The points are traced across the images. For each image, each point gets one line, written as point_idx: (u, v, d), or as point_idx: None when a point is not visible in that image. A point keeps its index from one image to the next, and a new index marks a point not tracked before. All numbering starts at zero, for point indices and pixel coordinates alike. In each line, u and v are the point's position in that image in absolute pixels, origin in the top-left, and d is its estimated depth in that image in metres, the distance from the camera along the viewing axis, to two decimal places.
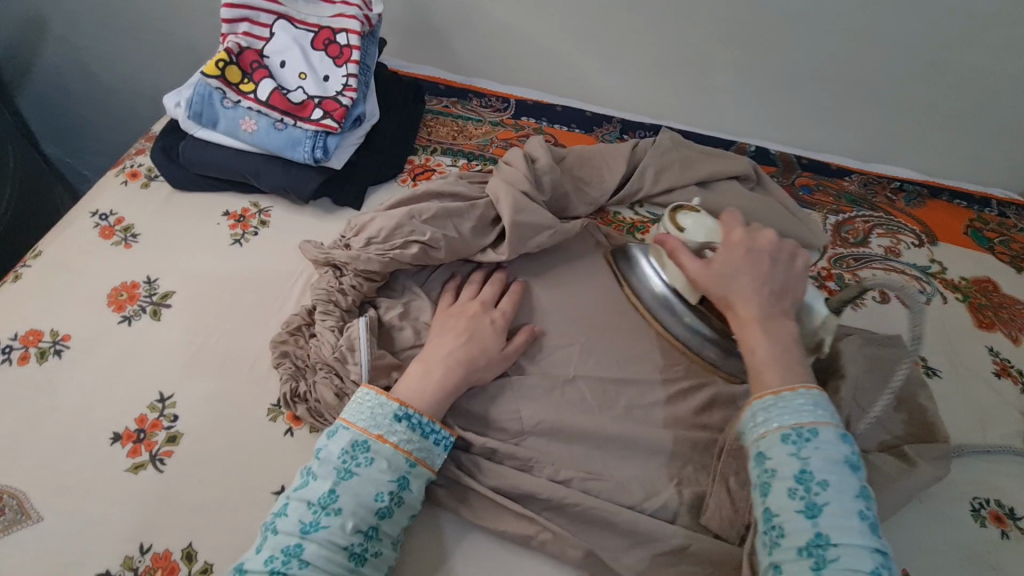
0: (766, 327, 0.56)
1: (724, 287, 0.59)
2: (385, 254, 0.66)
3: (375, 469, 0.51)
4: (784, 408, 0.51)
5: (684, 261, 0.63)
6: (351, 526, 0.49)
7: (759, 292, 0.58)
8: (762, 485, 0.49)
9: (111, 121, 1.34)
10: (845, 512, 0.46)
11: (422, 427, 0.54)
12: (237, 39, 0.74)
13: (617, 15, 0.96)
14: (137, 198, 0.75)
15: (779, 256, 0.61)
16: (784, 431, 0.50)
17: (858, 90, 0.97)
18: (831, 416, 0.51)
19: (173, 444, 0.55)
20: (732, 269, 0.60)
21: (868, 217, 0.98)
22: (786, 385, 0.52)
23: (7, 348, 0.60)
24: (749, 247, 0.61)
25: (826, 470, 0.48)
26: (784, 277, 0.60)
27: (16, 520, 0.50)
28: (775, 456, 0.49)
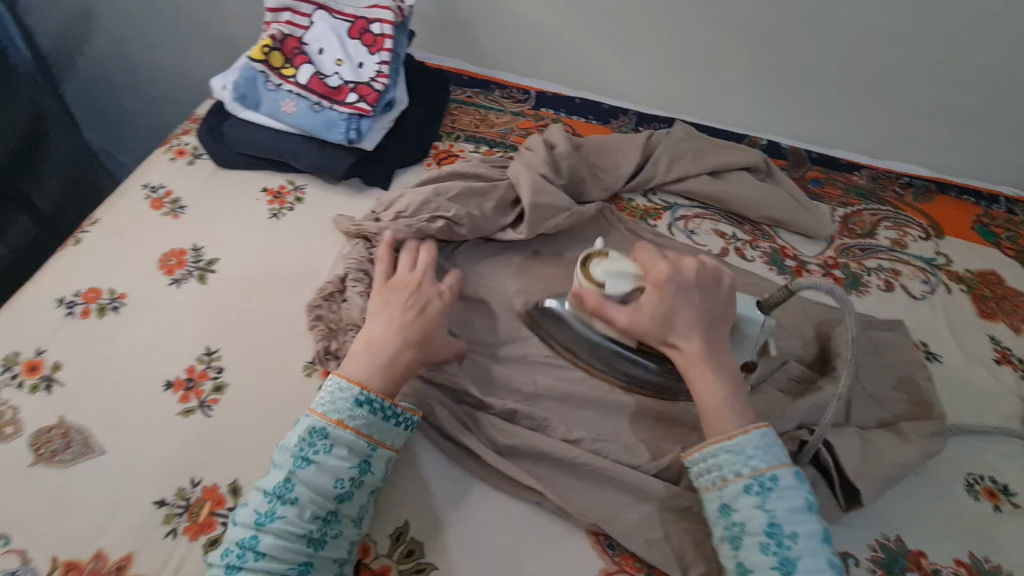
0: (712, 366, 0.60)
1: (665, 330, 0.62)
2: (413, 227, 0.71)
3: (332, 457, 0.53)
4: (740, 457, 0.55)
5: (613, 316, 0.64)
6: (308, 514, 0.51)
7: (698, 328, 0.61)
8: (734, 539, 0.53)
9: (148, 108, 1.41)
10: (815, 564, 0.50)
11: (383, 411, 0.56)
12: (281, 27, 0.80)
13: (636, 11, 1.00)
14: (184, 173, 0.81)
15: (705, 283, 0.63)
16: (745, 482, 0.54)
17: (869, 87, 1.00)
18: (784, 459, 0.55)
19: (219, 392, 0.60)
20: (667, 309, 0.62)
21: (876, 211, 1.01)
22: (740, 428, 0.56)
23: (70, 303, 0.65)
24: (675, 281, 0.63)
25: (790, 521, 0.52)
26: (716, 305, 0.63)
27: (83, 452, 0.55)
28: (742, 510, 0.53)
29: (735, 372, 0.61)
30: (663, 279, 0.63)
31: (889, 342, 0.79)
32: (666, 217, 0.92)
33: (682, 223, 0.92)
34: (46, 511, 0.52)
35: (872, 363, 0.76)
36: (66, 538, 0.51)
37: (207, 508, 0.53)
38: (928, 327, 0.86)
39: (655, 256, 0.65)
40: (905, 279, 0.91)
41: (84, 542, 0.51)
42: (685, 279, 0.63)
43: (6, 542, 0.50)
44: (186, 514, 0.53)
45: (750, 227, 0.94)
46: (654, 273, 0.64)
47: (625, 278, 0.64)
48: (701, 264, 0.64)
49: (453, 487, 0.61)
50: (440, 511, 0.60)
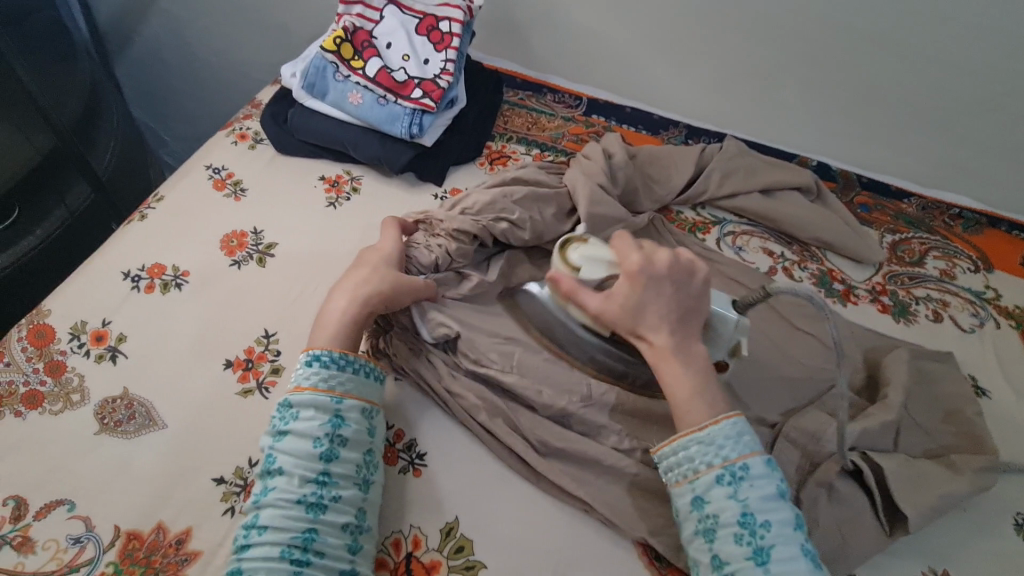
0: (680, 357, 0.57)
1: (635, 321, 0.58)
2: (478, 220, 0.72)
3: (302, 421, 0.53)
4: (713, 447, 0.53)
5: (585, 301, 0.60)
6: (298, 480, 0.51)
7: (669, 318, 0.57)
8: (708, 532, 0.51)
9: (197, 90, 1.43)
10: (789, 551, 0.49)
11: (335, 363, 0.57)
12: (352, 19, 0.81)
13: (695, 25, 0.99)
14: (245, 156, 0.82)
15: (676, 275, 0.58)
16: (718, 473, 0.52)
17: (927, 116, 0.99)
18: (754, 444, 0.53)
19: (277, 375, 0.61)
20: (638, 301, 0.58)
21: (925, 240, 1.00)
22: (710, 418, 0.54)
23: (135, 277, 0.67)
24: (648, 273, 0.58)
25: (762, 509, 0.50)
26: (690, 299, 0.58)
27: (146, 424, 0.56)
28: (716, 501, 0.51)
29: (705, 361, 0.57)
30: (635, 270, 0.58)
31: (939, 373, 0.78)
32: (714, 232, 0.92)
33: (730, 239, 0.92)
34: (110, 479, 0.53)
35: (922, 394, 0.75)
36: (129, 507, 0.52)
37: None
38: (977, 361, 0.84)
39: (631, 244, 0.60)
40: (954, 310, 0.90)
41: (145, 513, 0.52)
42: (659, 270, 0.58)
43: (71, 507, 0.51)
44: (243, 493, 0.53)
45: (798, 248, 0.93)
46: (626, 264, 0.59)
47: (599, 264, 0.62)
48: (675, 256, 0.59)
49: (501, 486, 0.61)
50: (488, 508, 0.60)
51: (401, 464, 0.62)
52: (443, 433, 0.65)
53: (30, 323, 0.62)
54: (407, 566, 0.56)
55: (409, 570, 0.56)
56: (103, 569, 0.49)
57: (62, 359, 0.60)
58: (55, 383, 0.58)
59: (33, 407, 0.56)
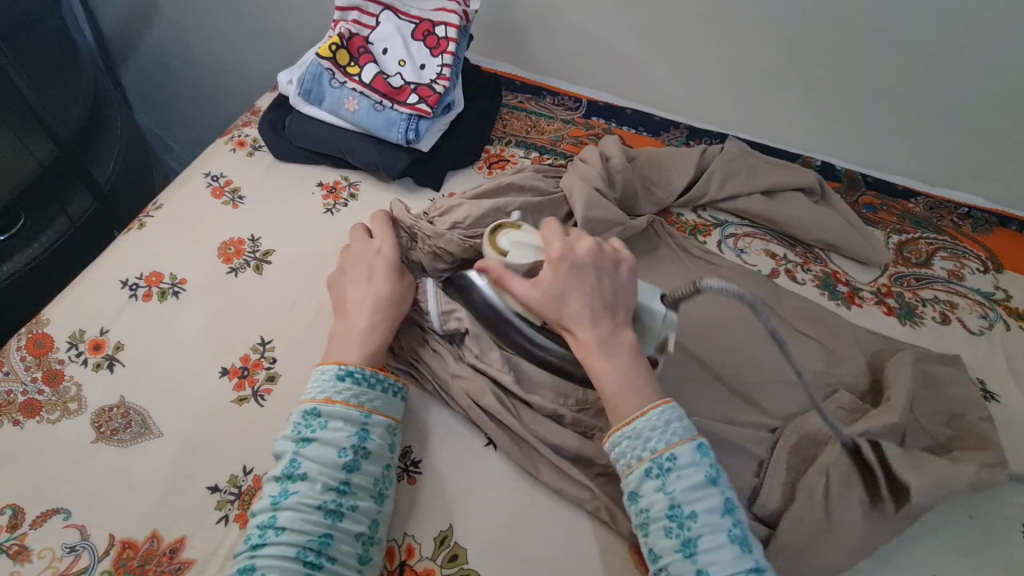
0: (603, 344, 0.55)
1: (557, 311, 0.56)
2: (466, 241, 0.70)
3: (330, 430, 0.54)
4: (639, 441, 0.51)
5: (513, 287, 0.59)
6: (320, 486, 0.51)
7: (592, 309, 0.56)
8: (643, 526, 0.50)
9: (201, 97, 1.44)
10: (717, 542, 0.47)
11: (366, 379, 0.57)
12: (348, 26, 0.81)
13: (695, 24, 0.98)
14: (243, 164, 0.82)
15: (600, 262, 0.58)
16: (646, 467, 0.50)
17: (933, 112, 0.97)
18: (684, 432, 0.51)
19: (272, 383, 0.61)
20: (561, 290, 0.56)
21: (932, 240, 0.98)
22: (638, 411, 0.52)
23: (133, 286, 0.67)
24: (570, 261, 0.57)
25: (690, 500, 0.48)
26: (615, 288, 0.57)
27: (142, 433, 0.57)
28: (646, 496, 0.50)
29: (634, 351, 0.56)
30: (558, 258, 0.57)
31: (946, 376, 0.76)
32: (716, 234, 0.91)
33: (733, 241, 0.91)
34: (105, 488, 0.53)
35: (928, 398, 0.74)
36: (123, 516, 0.52)
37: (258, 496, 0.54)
38: (985, 364, 0.83)
39: (555, 232, 0.59)
40: (962, 312, 0.88)
41: (140, 521, 0.52)
42: (580, 257, 0.57)
43: (67, 516, 0.52)
44: (237, 502, 0.53)
45: (802, 250, 0.92)
46: (549, 251, 0.58)
47: (528, 249, 0.61)
48: (597, 245, 0.59)
49: (495, 492, 0.61)
50: (483, 516, 0.59)
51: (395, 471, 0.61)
52: (440, 438, 0.64)
53: (30, 332, 0.62)
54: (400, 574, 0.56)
55: None
56: None
57: (61, 368, 0.60)
58: (53, 392, 0.59)
59: (31, 416, 0.57)
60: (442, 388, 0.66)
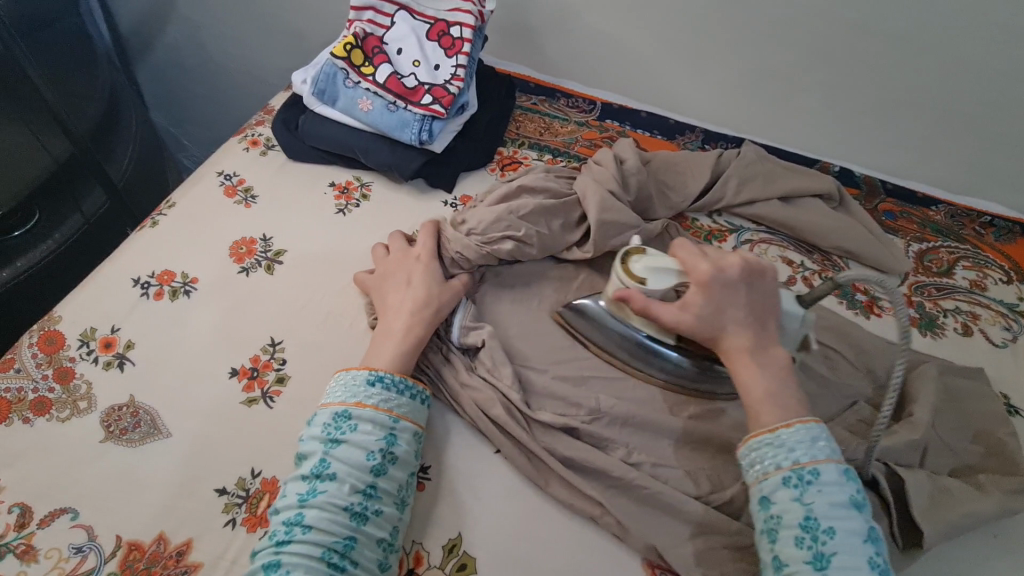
0: (755, 357, 0.57)
1: (712, 327, 0.59)
2: (484, 245, 0.70)
3: (360, 433, 0.53)
4: (782, 449, 0.52)
5: (659, 313, 0.61)
6: (348, 488, 0.50)
7: (743, 321, 0.58)
8: (770, 532, 0.50)
9: (215, 96, 1.44)
10: (853, 562, 0.46)
11: (396, 386, 0.57)
12: (363, 25, 0.81)
13: (713, 26, 0.97)
14: (256, 163, 0.82)
15: (750, 278, 0.60)
16: (785, 475, 0.51)
17: (956, 118, 0.95)
18: (830, 453, 0.52)
19: (282, 384, 0.61)
20: (714, 308, 0.59)
21: (954, 249, 0.96)
22: (781, 422, 0.53)
23: (145, 284, 0.67)
24: (720, 280, 0.59)
25: (830, 516, 0.48)
26: (761, 301, 0.60)
27: (151, 433, 0.56)
28: (779, 502, 0.50)
29: (781, 363, 0.58)
30: (707, 279, 0.59)
31: (969, 389, 0.74)
32: (731, 240, 0.90)
33: (748, 247, 0.89)
34: (113, 489, 0.53)
35: (951, 412, 0.72)
36: (130, 517, 0.51)
37: (265, 500, 0.53)
38: (1009, 377, 0.80)
39: (698, 253, 0.61)
40: (984, 323, 0.86)
41: (146, 523, 0.51)
42: (729, 276, 0.59)
43: (74, 516, 0.51)
44: (245, 505, 0.53)
45: (820, 257, 0.90)
46: (696, 272, 0.60)
47: (667, 273, 0.62)
48: (745, 261, 0.60)
49: (505, 500, 0.60)
50: (493, 525, 0.58)
51: None
52: (450, 444, 0.63)
53: (42, 329, 0.62)
54: None
55: None
56: None
57: (72, 366, 0.60)
58: (63, 389, 0.58)
59: (41, 414, 0.57)
60: (451, 399, 0.65)
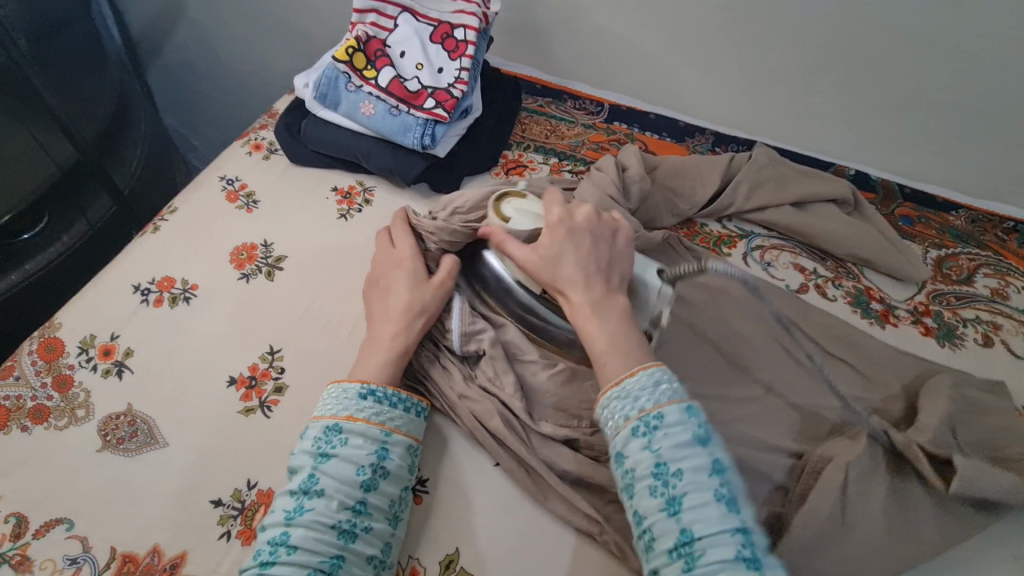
0: (597, 307, 0.54)
1: (553, 274, 0.56)
2: (466, 226, 0.68)
3: (350, 447, 0.52)
4: (628, 400, 0.49)
5: (511, 250, 0.60)
6: (336, 505, 0.49)
7: (585, 272, 0.55)
8: (628, 488, 0.47)
9: (224, 98, 1.45)
10: (703, 500, 0.44)
11: (388, 399, 0.57)
12: (365, 28, 0.80)
13: (726, 26, 0.94)
14: (259, 168, 0.82)
15: (596, 228, 0.59)
16: (633, 425, 0.48)
17: (979, 120, 0.92)
18: (673, 393, 0.49)
19: (279, 394, 0.60)
20: (556, 252, 0.57)
21: (975, 256, 0.92)
22: (626, 371, 0.50)
23: (145, 291, 0.67)
24: (567, 226, 0.58)
25: (676, 457, 0.46)
26: (610, 253, 0.58)
27: (147, 442, 0.56)
28: (631, 456, 0.47)
29: (622, 312, 0.55)
30: (555, 222, 0.58)
31: (990, 403, 0.71)
32: (741, 246, 0.87)
33: (758, 254, 0.87)
34: (109, 499, 0.53)
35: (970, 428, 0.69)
36: (125, 529, 0.51)
37: (260, 513, 0.53)
38: None
39: (557, 198, 0.61)
40: (1006, 334, 0.83)
41: (141, 535, 0.51)
42: (576, 223, 0.59)
43: (69, 527, 0.51)
44: (240, 517, 0.52)
45: (833, 264, 0.88)
46: (550, 217, 0.59)
47: (529, 216, 0.62)
48: (594, 214, 0.60)
49: (505, 513, 0.59)
50: (491, 539, 0.57)
51: None
52: (449, 455, 0.62)
53: (42, 336, 0.62)
54: None
55: None
56: None
57: (70, 374, 0.60)
58: (62, 397, 0.58)
59: (39, 422, 0.57)
60: (450, 410, 0.64)
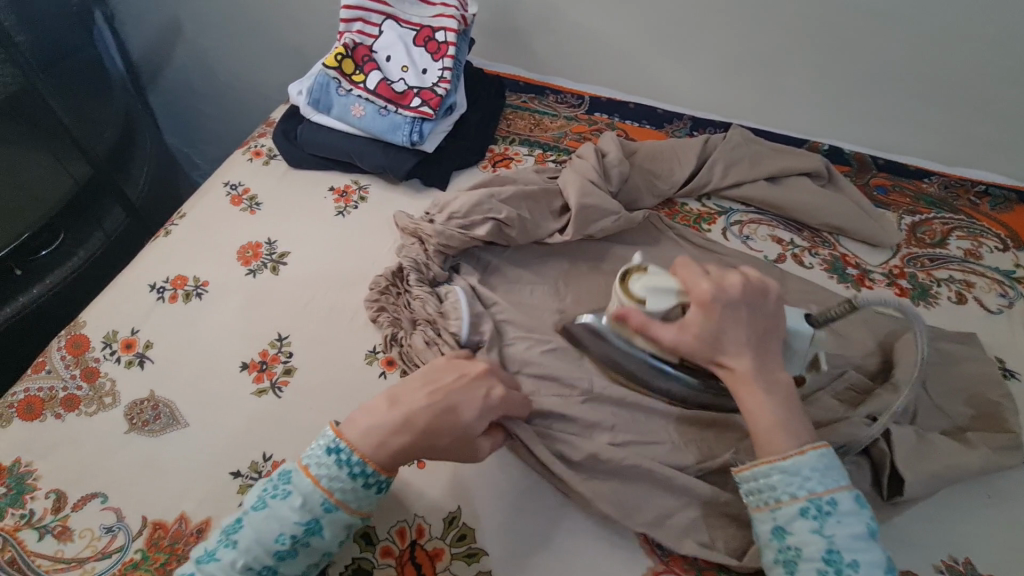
0: (765, 383, 0.57)
1: (713, 351, 0.59)
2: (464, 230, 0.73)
3: (286, 506, 0.50)
4: (797, 478, 0.52)
5: (659, 334, 0.61)
6: (243, 563, 0.49)
7: (750, 346, 0.58)
8: (788, 564, 0.50)
9: (225, 114, 1.50)
10: None
11: (350, 467, 0.52)
12: (352, 36, 0.85)
13: (695, 16, 0.99)
14: (260, 173, 0.87)
15: (750, 297, 0.60)
16: (802, 505, 0.51)
17: (942, 90, 0.96)
18: (844, 479, 0.52)
19: (289, 375, 0.65)
20: (715, 329, 0.59)
21: (948, 220, 0.96)
22: (797, 448, 0.53)
23: (160, 289, 0.72)
24: (721, 299, 0.59)
25: (851, 548, 0.49)
26: (767, 324, 0.60)
27: (170, 423, 0.61)
28: (799, 534, 0.50)
29: (786, 388, 0.57)
30: (708, 298, 0.59)
31: (961, 355, 0.75)
32: (721, 222, 0.92)
33: (737, 228, 0.91)
34: (138, 474, 0.57)
35: (940, 378, 0.73)
36: (154, 499, 0.56)
37: None
38: (1005, 342, 0.81)
39: (699, 272, 0.62)
40: (979, 291, 0.87)
41: (170, 504, 0.56)
42: (730, 295, 0.60)
43: (104, 500, 0.56)
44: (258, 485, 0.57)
45: (809, 234, 0.92)
46: (699, 292, 0.60)
47: (666, 295, 0.62)
48: (745, 279, 0.61)
49: (503, 475, 0.63)
50: (491, 498, 0.61)
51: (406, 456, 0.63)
52: None
53: (69, 334, 0.68)
54: (411, 553, 0.58)
55: (413, 559, 0.57)
56: (132, 555, 0.53)
57: (96, 366, 0.65)
58: (90, 387, 0.63)
59: (71, 410, 0.61)
60: None
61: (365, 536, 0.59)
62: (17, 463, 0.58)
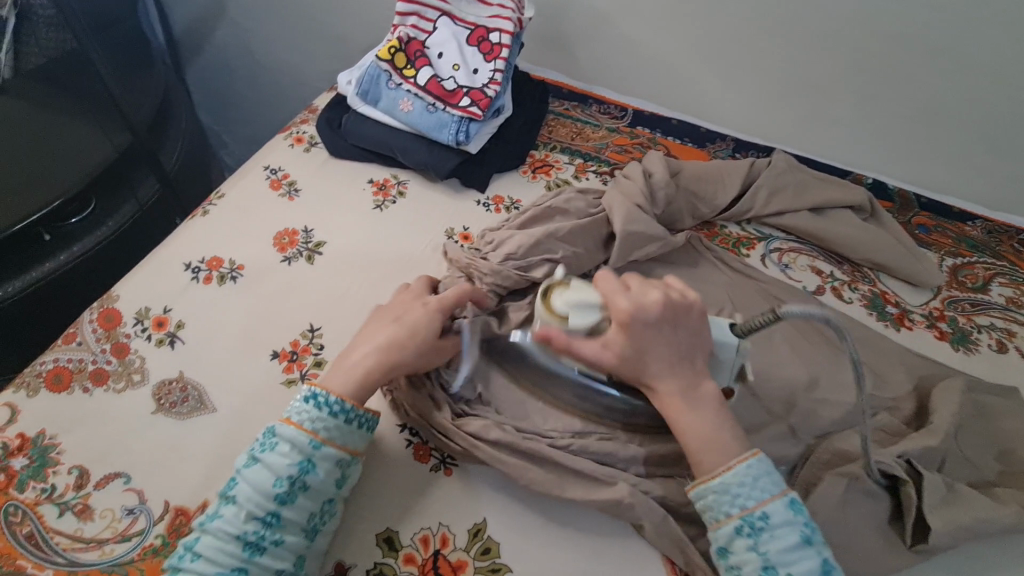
0: (689, 399, 0.56)
1: (635, 370, 0.58)
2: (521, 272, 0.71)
3: (275, 455, 0.52)
4: (727, 496, 0.52)
5: (581, 351, 0.59)
6: (245, 516, 0.50)
7: (670, 364, 0.57)
8: None
9: (261, 97, 1.50)
10: None
11: (328, 406, 0.54)
12: (406, 29, 0.84)
13: (749, 37, 0.97)
14: (301, 159, 0.86)
15: (673, 315, 0.57)
16: (737, 523, 0.52)
17: (996, 135, 0.94)
18: (775, 489, 0.52)
19: (319, 368, 0.64)
20: (635, 351, 0.57)
21: (990, 265, 0.94)
22: (724, 462, 0.53)
23: (195, 269, 0.71)
24: (641, 320, 0.57)
25: (785, 561, 0.50)
26: (690, 338, 0.58)
27: (197, 407, 0.60)
28: (738, 553, 0.51)
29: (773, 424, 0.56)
30: (628, 319, 0.57)
31: (1002, 407, 0.73)
32: (759, 247, 0.90)
33: (777, 256, 0.90)
34: (161, 457, 0.56)
35: (980, 429, 0.71)
36: (177, 484, 0.55)
37: None
38: None
39: (619, 287, 0.58)
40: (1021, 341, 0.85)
41: (193, 491, 0.54)
42: (651, 316, 0.57)
43: (127, 480, 0.55)
44: None
45: (850, 267, 0.90)
46: (617, 310, 0.57)
47: (587, 309, 0.58)
48: (667, 297, 0.58)
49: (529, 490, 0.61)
50: (517, 513, 0.60)
51: (433, 462, 0.62)
52: None
53: (101, 306, 0.67)
54: (433, 563, 0.56)
55: (436, 568, 0.56)
56: (153, 540, 0.52)
57: (127, 342, 0.64)
58: (120, 362, 0.62)
59: (99, 384, 0.61)
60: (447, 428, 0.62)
61: (390, 540, 0.57)
62: (41, 434, 0.57)
